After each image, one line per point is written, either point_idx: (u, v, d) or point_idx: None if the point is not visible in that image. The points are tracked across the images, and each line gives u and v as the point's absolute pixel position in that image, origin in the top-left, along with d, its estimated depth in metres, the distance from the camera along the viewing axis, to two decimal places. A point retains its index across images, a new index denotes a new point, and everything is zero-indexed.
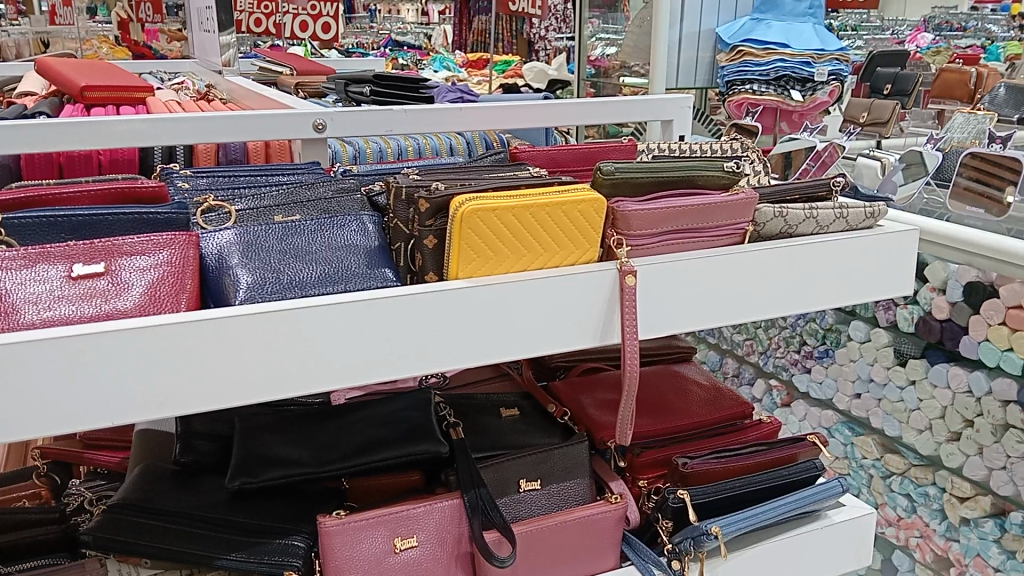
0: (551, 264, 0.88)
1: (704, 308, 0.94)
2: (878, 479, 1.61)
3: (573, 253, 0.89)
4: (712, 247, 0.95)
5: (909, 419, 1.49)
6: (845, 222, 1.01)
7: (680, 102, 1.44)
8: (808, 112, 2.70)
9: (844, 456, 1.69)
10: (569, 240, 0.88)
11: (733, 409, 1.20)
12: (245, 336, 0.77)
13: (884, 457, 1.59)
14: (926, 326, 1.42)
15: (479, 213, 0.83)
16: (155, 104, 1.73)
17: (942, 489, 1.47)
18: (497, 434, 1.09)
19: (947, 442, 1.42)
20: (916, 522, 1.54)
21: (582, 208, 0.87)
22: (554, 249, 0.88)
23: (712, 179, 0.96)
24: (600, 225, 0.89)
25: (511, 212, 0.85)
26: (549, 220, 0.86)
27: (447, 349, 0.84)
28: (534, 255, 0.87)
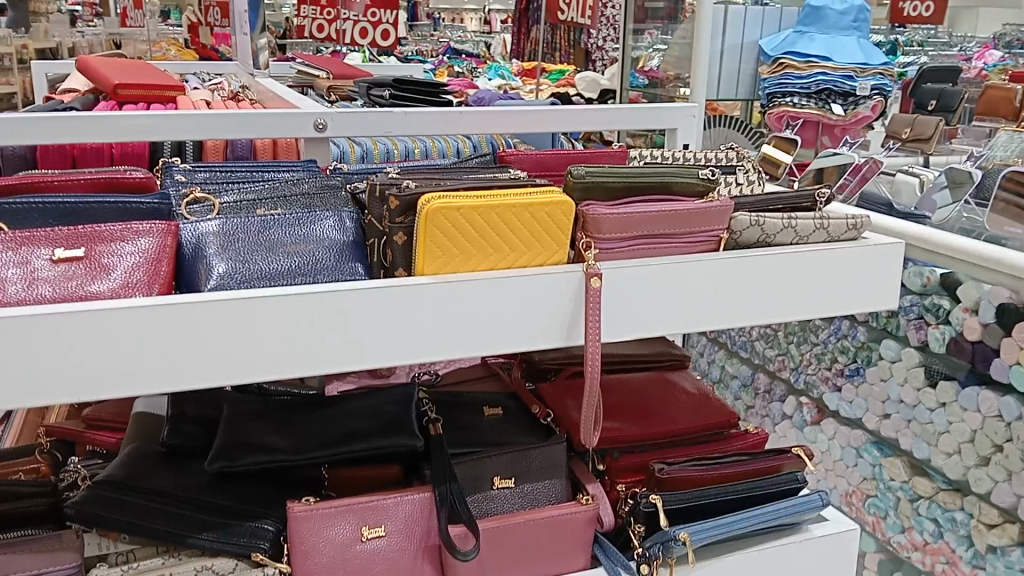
0: (518, 264, 0.89)
1: (681, 313, 0.94)
2: (906, 502, 1.58)
3: (541, 255, 0.90)
4: (697, 254, 0.95)
5: (939, 441, 1.47)
6: (826, 233, 1.01)
7: (685, 110, 1.43)
8: (850, 127, 2.64)
9: (871, 477, 1.67)
10: (536, 240, 0.90)
11: (719, 417, 1.18)
12: (213, 322, 0.80)
13: (912, 480, 1.57)
14: (958, 346, 1.41)
15: (445, 211, 0.85)
16: (183, 102, 1.79)
17: (969, 515, 1.45)
18: (477, 431, 1.11)
19: (975, 467, 1.40)
20: (942, 547, 1.51)
21: (550, 209, 0.89)
22: (521, 249, 0.89)
23: (689, 186, 0.96)
24: (569, 227, 0.91)
25: (477, 211, 0.87)
26: (516, 221, 0.88)
27: (420, 344, 0.86)
28: (501, 254, 0.89)
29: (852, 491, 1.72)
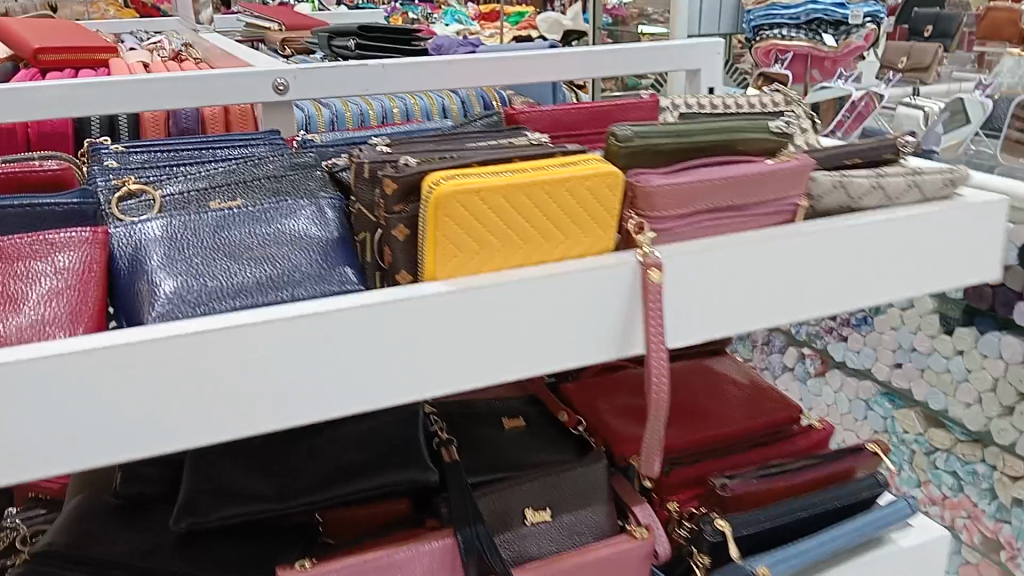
0: (555, 257, 0.69)
1: (754, 304, 0.75)
2: (921, 456, 1.47)
3: (581, 244, 0.70)
4: (774, 231, 0.76)
5: (956, 392, 1.35)
6: (918, 192, 0.82)
7: (710, 47, 1.22)
8: (841, 58, 2.34)
9: (882, 430, 1.55)
10: (575, 224, 0.69)
11: (779, 413, 1.00)
12: (159, 372, 0.57)
13: (928, 432, 1.46)
14: (977, 292, 1.28)
15: (461, 197, 0.65)
16: (117, 66, 1.53)
17: (992, 467, 1.34)
18: (498, 450, 0.92)
19: (999, 417, 1.29)
20: (963, 501, 1.40)
21: (594, 185, 0.68)
22: (558, 239, 0.69)
23: (758, 143, 0.77)
24: (618, 205, 0.70)
25: (499, 193, 0.66)
26: (549, 203, 0.68)
27: (437, 371, 0.65)
28: (533, 246, 0.68)
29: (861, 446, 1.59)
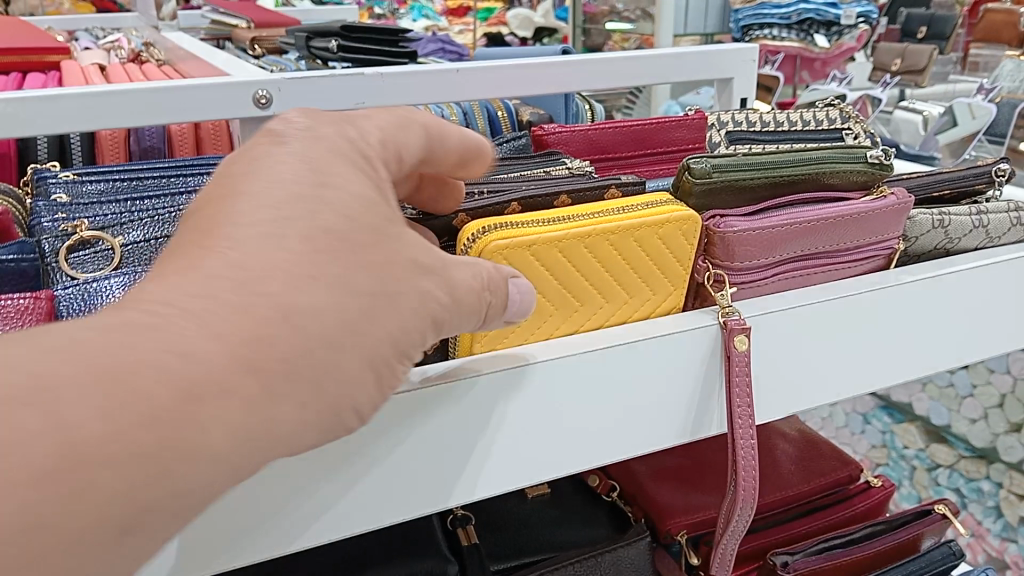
0: (613, 322, 0.57)
1: (845, 368, 0.63)
2: (921, 473, 1.36)
3: (646, 302, 0.58)
4: (868, 283, 0.63)
5: (960, 407, 1.30)
6: (1022, 231, 0.71)
7: (742, 55, 1.09)
8: (832, 60, 2.20)
9: (881, 445, 1.42)
10: (637, 283, 0.56)
11: (837, 472, 0.88)
12: None
13: (929, 448, 1.36)
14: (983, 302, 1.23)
15: (509, 252, 0.51)
16: (70, 69, 1.37)
17: (998, 485, 1.25)
18: (525, 529, 0.78)
19: (1005, 434, 1.24)
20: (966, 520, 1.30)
21: (667, 235, 0.55)
22: (618, 300, 0.56)
23: (851, 176, 0.64)
24: (693, 256, 0.57)
25: (555, 246, 0.53)
26: (612, 255, 0.55)
27: (479, 471, 0.51)
28: (587, 311, 0.56)
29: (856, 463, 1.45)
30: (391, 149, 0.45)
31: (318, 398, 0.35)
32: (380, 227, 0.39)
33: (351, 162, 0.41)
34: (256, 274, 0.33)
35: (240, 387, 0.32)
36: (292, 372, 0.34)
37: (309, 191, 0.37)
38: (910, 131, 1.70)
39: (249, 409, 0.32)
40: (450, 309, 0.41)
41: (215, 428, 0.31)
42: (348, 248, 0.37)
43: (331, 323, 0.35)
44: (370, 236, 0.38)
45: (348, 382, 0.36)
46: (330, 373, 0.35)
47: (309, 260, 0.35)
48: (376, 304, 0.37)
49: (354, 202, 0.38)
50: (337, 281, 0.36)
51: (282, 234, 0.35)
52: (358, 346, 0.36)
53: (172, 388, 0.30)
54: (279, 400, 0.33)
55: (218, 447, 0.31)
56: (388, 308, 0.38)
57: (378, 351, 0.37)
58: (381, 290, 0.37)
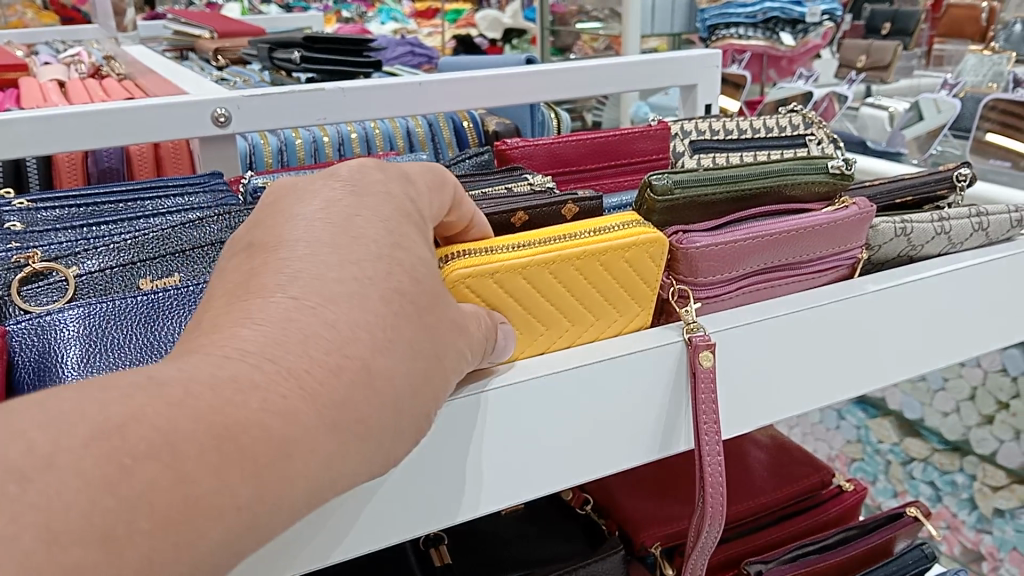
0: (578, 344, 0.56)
1: (813, 379, 0.63)
2: (896, 466, 1.37)
3: (613, 323, 0.57)
4: (833, 293, 0.63)
5: (933, 400, 1.28)
6: (983, 235, 0.71)
7: (705, 61, 1.09)
8: (798, 58, 2.21)
9: (855, 440, 1.44)
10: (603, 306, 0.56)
11: (809, 477, 0.88)
12: None
13: (903, 441, 1.36)
14: None
15: (472, 281, 0.51)
16: (28, 86, 1.35)
17: (971, 478, 1.26)
18: (499, 546, 0.77)
19: (978, 426, 1.23)
20: (941, 512, 1.31)
21: (632, 257, 0.55)
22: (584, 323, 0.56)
23: (812, 186, 0.64)
24: (658, 277, 0.57)
25: (519, 274, 0.52)
26: (578, 279, 0.54)
27: (444, 498, 0.50)
28: (553, 336, 0.55)
29: (833, 457, 1.48)
30: (435, 201, 0.48)
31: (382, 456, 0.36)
32: (432, 290, 0.41)
33: (404, 218, 0.42)
34: (346, 338, 0.35)
35: (322, 443, 0.33)
36: (359, 427, 0.34)
37: (382, 249, 0.39)
38: (878, 128, 1.72)
39: (327, 463, 0.33)
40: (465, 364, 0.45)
41: (299, 473, 0.32)
42: (382, 305, 0.37)
43: (402, 384, 0.37)
44: (428, 296, 0.40)
45: (405, 441, 0.38)
46: (395, 429, 0.37)
47: (382, 321, 0.37)
48: (428, 359, 0.39)
49: (418, 264, 0.40)
50: (409, 343, 0.37)
51: (364, 292, 0.37)
52: (415, 408, 0.38)
53: (265, 442, 0.31)
54: (354, 451, 0.34)
55: (294, 500, 0.32)
56: (434, 369, 0.40)
57: (428, 409, 0.39)
58: (433, 350, 0.40)
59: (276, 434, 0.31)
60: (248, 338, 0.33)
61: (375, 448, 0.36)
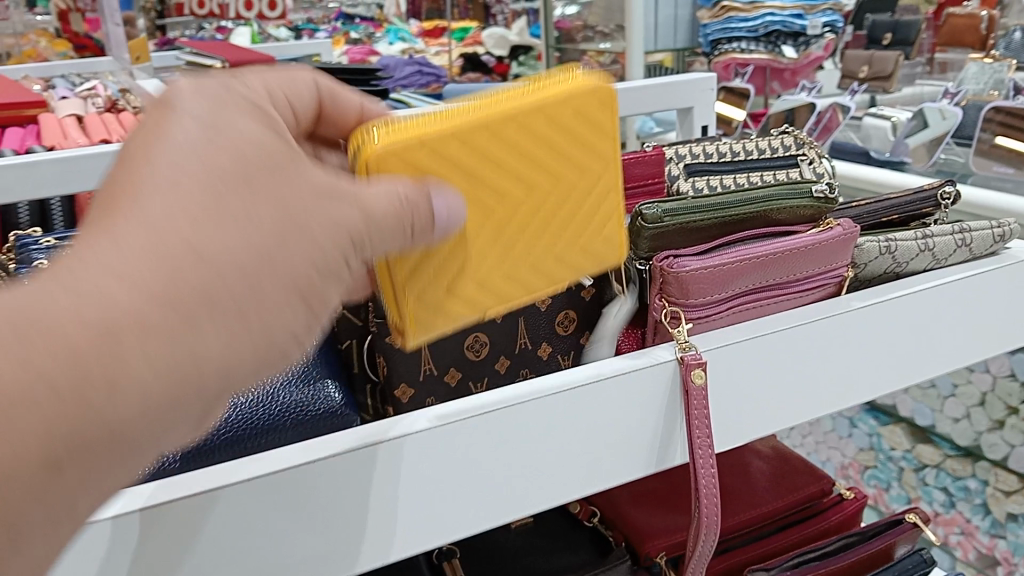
0: (541, 212, 0.53)
1: (804, 395, 0.66)
2: (910, 473, 1.40)
3: (574, 192, 0.54)
4: (815, 310, 0.66)
5: (943, 406, 1.31)
6: (968, 251, 0.74)
7: (701, 83, 1.13)
8: (802, 70, 2.19)
9: (869, 448, 1.47)
10: (563, 172, 0.53)
11: (810, 487, 0.91)
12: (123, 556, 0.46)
13: (915, 448, 1.38)
14: None
15: (399, 156, 0.47)
16: (49, 122, 1.39)
17: (983, 483, 1.28)
18: (509, 558, 0.81)
19: (989, 432, 1.24)
20: (956, 518, 1.33)
21: (581, 105, 0.53)
22: (543, 189, 0.53)
23: (796, 210, 0.67)
24: (609, 127, 0.54)
25: (455, 138, 0.49)
26: (526, 139, 0.51)
27: (450, 512, 0.53)
28: (511, 208, 0.52)
29: (846, 464, 1.52)
30: (275, 90, 0.50)
31: (248, 327, 0.39)
32: (277, 158, 0.42)
33: (235, 104, 0.44)
34: (160, 215, 0.38)
35: (155, 321, 0.36)
36: (190, 302, 0.37)
37: (202, 139, 0.41)
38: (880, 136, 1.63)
39: (167, 338, 0.36)
40: (368, 231, 0.43)
41: (130, 354, 0.35)
42: (195, 183, 0.39)
43: (234, 254, 0.39)
44: (267, 168, 0.41)
45: (268, 308, 0.40)
46: (253, 302, 0.39)
47: (199, 198, 0.39)
48: (282, 233, 0.40)
49: (246, 140, 0.42)
50: (240, 216, 0.39)
51: (177, 178, 0.39)
52: (275, 284, 0.40)
53: (93, 330, 0.34)
54: (207, 320, 0.38)
55: (145, 385, 0.36)
56: (291, 242, 0.41)
57: (288, 276, 0.41)
58: (282, 215, 0.40)
59: (103, 323, 0.34)
60: (89, 250, 0.36)
61: (227, 314, 0.38)
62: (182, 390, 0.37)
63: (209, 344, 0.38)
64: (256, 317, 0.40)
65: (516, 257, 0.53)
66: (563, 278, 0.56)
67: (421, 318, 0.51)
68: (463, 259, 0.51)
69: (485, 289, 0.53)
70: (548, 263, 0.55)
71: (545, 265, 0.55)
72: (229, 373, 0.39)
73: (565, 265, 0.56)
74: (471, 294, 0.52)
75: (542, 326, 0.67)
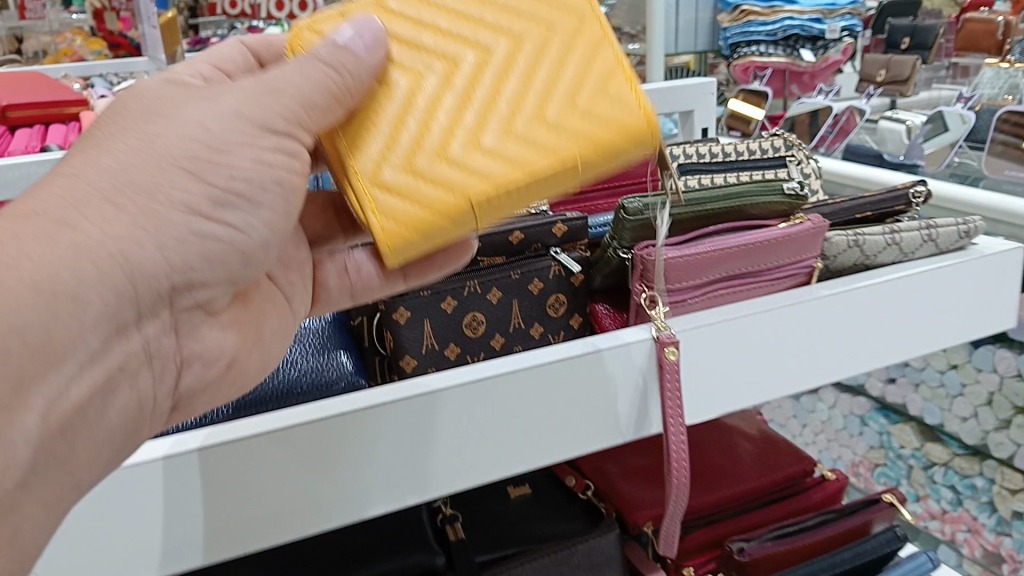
0: (494, 69, 0.54)
1: (775, 375, 0.72)
2: (918, 471, 1.39)
3: (531, 47, 0.54)
4: (782, 295, 0.73)
5: (952, 406, 1.30)
6: (933, 245, 0.80)
7: (703, 88, 1.19)
8: (820, 73, 2.17)
9: (878, 446, 1.47)
10: (507, 29, 0.55)
11: (792, 467, 0.97)
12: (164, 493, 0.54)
13: (924, 446, 1.38)
14: None
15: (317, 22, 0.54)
16: (90, 120, 1.48)
17: (991, 481, 1.27)
18: (507, 524, 0.88)
19: (996, 430, 1.23)
20: (963, 516, 1.32)
21: None
22: (488, 44, 0.54)
23: (768, 206, 0.74)
24: None
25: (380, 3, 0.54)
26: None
27: (443, 467, 0.61)
28: (455, 66, 0.54)
29: (857, 462, 1.52)
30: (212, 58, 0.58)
31: (127, 209, 0.43)
32: (171, 92, 0.48)
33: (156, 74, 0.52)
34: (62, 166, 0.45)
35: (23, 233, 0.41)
36: (63, 213, 0.42)
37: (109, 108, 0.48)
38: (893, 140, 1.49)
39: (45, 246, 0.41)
40: (261, 92, 0.48)
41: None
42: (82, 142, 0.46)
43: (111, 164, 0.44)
44: (160, 101, 0.48)
45: (149, 198, 0.44)
46: (125, 183, 0.44)
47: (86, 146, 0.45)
48: (154, 129, 0.46)
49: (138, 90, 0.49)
50: (127, 140, 0.45)
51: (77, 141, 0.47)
52: (144, 165, 0.44)
53: None
54: (76, 208, 0.42)
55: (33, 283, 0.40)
56: (169, 133, 0.46)
57: (164, 162, 0.45)
58: (164, 115, 0.47)
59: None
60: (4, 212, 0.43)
61: (96, 199, 0.43)
62: (71, 278, 0.41)
63: (87, 230, 0.42)
64: (138, 201, 0.44)
65: (473, 114, 0.53)
66: (540, 131, 0.53)
67: (369, 176, 0.52)
68: (404, 118, 0.53)
69: (442, 149, 0.53)
70: (518, 117, 0.53)
71: (515, 122, 0.53)
72: (125, 258, 0.43)
73: (541, 122, 0.53)
74: (425, 156, 0.52)
75: (535, 307, 0.74)
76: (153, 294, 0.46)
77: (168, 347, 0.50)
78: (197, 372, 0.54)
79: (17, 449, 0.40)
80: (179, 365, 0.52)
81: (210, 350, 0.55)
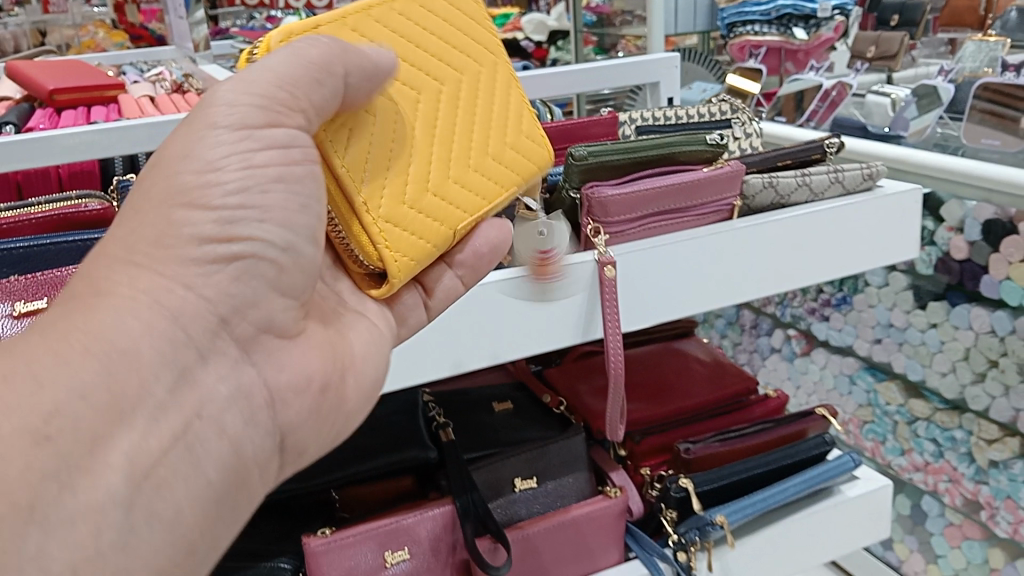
0: (448, 106, 0.70)
1: (700, 291, 0.88)
2: (903, 426, 1.50)
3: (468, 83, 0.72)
4: (703, 225, 0.89)
5: (932, 362, 1.40)
6: (841, 187, 0.96)
7: (668, 62, 1.34)
8: (812, 52, 2.14)
9: (867, 404, 1.58)
10: (455, 70, 0.71)
11: (736, 385, 1.14)
12: None
13: (908, 402, 1.49)
14: (946, 267, 1.33)
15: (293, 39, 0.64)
16: (127, 103, 1.64)
17: (969, 433, 1.38)
18: (491, 431, 1.05)
19: (972, 384, 1.34)
20: (944, 467, 1.44)
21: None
22: (444, 78, 0.70)
23: (696, 154, 0.91)
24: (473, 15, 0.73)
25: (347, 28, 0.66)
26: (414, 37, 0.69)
27: (425, 357, 0.78)
28: (426, 107, 0.69)
29: (848, 420, 1.63)
30: None
31: (145, 264, 0.54)
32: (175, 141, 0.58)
33: None
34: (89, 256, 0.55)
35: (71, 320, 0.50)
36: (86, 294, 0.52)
37: None
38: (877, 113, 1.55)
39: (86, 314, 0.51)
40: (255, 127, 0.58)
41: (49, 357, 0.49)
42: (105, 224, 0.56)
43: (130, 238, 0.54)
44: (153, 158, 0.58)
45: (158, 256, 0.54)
46: (137, 243, 0.54)
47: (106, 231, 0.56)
48: (167, 173, 0.56)
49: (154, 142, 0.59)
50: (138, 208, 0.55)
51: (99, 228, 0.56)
52: (151, 220, 0.54)
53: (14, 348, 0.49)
54: (105, 277, 0.53)
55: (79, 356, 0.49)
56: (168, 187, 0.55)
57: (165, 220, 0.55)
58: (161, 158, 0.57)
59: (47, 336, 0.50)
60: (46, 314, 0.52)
61: (121, 264, 0.53)
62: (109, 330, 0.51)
63: (121, 292, 0.52)
64: (154, 254, 0.54)
65: (444, 149, 0.70)
66: (490, 165, 0.73)
67: (375, 211, 0.66)
68: (396, 153, 0.67)
69: (427, 183, 0.69)
70: (472, 153, 0.72)
71: (470, 156, 0.72)
72: (160, 305, 0.53)
73: (484, 164, 0.72)
74: (415, 186, 0.68)
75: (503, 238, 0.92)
76: (204, 331, 0.55)
77: (250, 379, 0.59)
78: (297, 405, 0.62)
79: (103, 507, 0.47)
80: (271, 402, 0.60)
81: (299, 377, 0.62)
